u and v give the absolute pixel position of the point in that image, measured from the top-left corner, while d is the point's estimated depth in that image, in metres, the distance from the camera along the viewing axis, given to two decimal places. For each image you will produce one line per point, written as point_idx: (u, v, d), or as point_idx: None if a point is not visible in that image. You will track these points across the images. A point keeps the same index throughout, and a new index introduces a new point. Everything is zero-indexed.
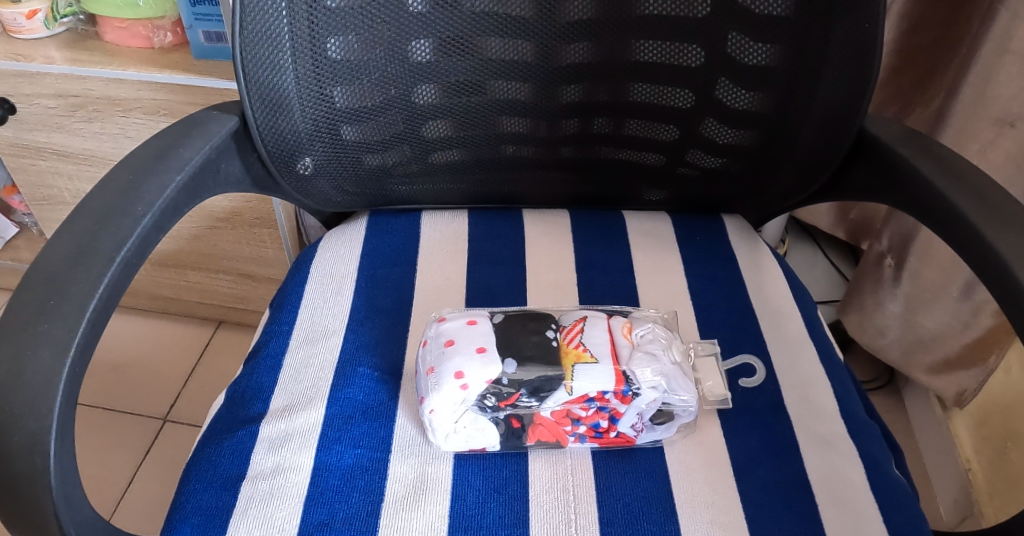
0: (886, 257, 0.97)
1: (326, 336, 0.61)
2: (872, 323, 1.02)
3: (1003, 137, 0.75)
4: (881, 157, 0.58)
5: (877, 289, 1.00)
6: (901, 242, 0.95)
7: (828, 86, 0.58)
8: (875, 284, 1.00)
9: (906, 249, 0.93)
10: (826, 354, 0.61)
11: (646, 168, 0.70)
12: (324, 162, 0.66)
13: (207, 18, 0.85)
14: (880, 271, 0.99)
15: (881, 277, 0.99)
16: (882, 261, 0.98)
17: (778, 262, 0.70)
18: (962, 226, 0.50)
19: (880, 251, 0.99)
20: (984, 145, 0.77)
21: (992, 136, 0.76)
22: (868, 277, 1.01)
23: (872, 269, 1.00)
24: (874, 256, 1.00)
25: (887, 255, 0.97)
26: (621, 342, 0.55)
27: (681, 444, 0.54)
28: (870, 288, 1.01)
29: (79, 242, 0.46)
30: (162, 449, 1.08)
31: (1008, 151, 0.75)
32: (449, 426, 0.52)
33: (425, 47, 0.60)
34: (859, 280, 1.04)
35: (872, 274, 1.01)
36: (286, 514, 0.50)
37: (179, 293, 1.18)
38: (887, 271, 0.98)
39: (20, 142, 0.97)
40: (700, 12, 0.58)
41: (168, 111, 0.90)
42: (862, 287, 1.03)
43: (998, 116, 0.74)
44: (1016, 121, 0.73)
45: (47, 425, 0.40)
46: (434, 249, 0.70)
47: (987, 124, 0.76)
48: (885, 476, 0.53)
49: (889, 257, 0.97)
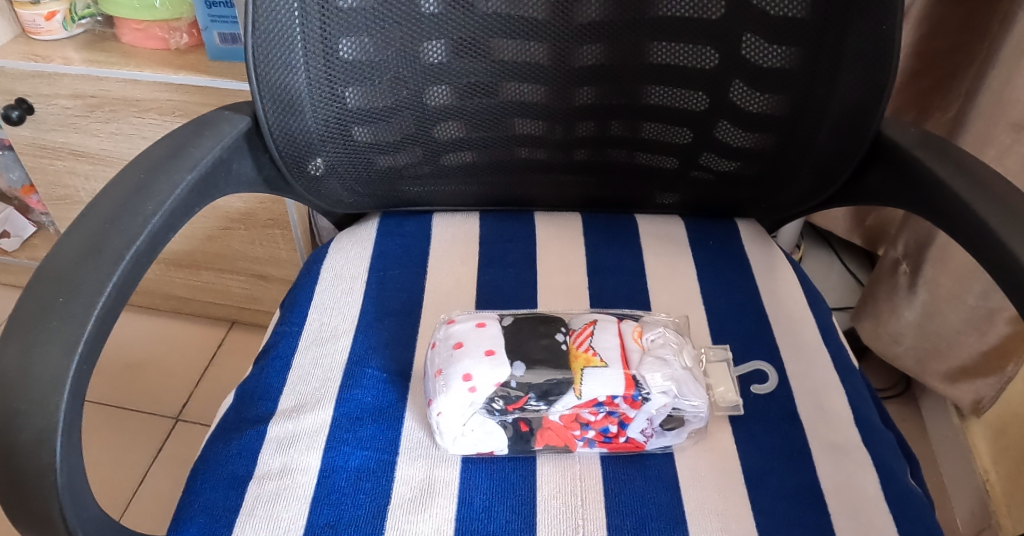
0: (901, 264, 0.96)
1: (335, 337, 0.61)
2: (888, 330, 1.01)
3: (1020, 143, 0.74)
4: (897, 160, 0.58)
5: (892, 297, 0.99)
6: (916, 249, 0.93)
7: (843, 88, 0.57)
8: (890, 291, 0.99)
9: (922, 255, 0.92)
10: (840, 361, 0.60)
11: (660, 172, 0.69)
12: (335, 163, 0.66)
13: (222, 20, 0.86)
14: (895, 278, 0.98)
15: (896, 284, 0.98)
16: (897, 268, 0.97)
17: (793, 267, 0.69)
18: (979, 230, 0.49)
19: (894, 258, 0.97)
20: (1002, 150, 0.75)
21: (1010, 142, 0.75)
22: (883, 284, 1.00)
23: (887, 276, 0.99)
24: (889, 263, 0.98)
25: (902, 262, 0.96)
26: (632, 346, 0.54)
27: (691, 450, 0.54)
28: (885, 295, 1.00)
29: (89, 240, 0.46)
30: (173, 448, 1.08)
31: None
32: (456, 428, 0.52)
33: (438, 48, 0.60)
34: (874, 287, 1.03)
35: (887, 280, 0.99)
36: (292, 515, 0.50)
37: (192, 293, 1.19)
38: (902, 278, 0.97)
39: (39, 142, 0.98)
40: (714, 14, 0.57)
41: (182, 112, 0.91)
42: (876, 294, 1.02)
43: (1015, 120, 0.73)
44: None
45: (54, 421, 0.40)
46: (445, 250, 0.70)
47: (1006, 129, 0.74)
48: (899, 486, 0.52)
49: (904, 264, 0.96)
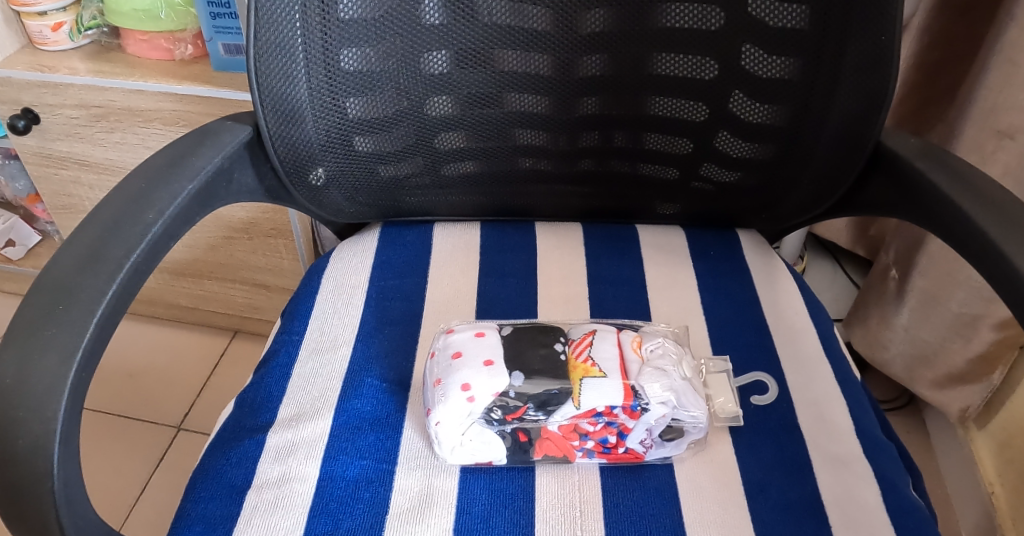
0: (890, 270, 0.98)
1: (335, 346, 0.62)
2: (878, 338, 1.01)
3: (1002, 149, 0.74)
4: (897, 171, 0.57)
5: (881, 303, 1.00)
6: (906, 255, 0.95)
7: (843, 98, 0.57)
8: (879, 298, 1.01)
9: (910, 261, 0.93)
10: (842, 371, 0.60)
11: (662, 183, 0.69)
12: (337, 172, 0.66)
13: (227, 31, 0.87)
14: (885, 285, 0.99)
15: (885, 290, 0.99)
16: (886, 274, 0.99)
17: (793, 277, 0.69)
18: (980, 239, 0.49)
19: (886, 264, 0.99)
20: (985, 156, 0.76)
21: (994, 147, 0.75)
22: (874, 290, 1.02)
23: (877, 283, 1.01)
24: (880, 269, 1.00)
25: (892, 268, 0.98)
26: (631, 357, 0.54)
27: (691, 461, 0.53)
28: (875, 301, 1.01)
29: (89, 249, 0.46)
30: (175, 457, 1.08)
31: (1004, 163, 0.75)
32: (455, 438, 0.51)
33: (441, 58, 0.61)
34: (864, 294, 1.05)
35: (878, 288, 1.01)
36: (289, 524, 0.50)
37: (195, 303, 1.19)
38: (891, 285, 0.98)
39: (45, 151, 0.99)
40: (715, 24, 0.57)
41: (186, 122, 0.91)
42: (868, 302, 1.03)
43: (1000, 127, 0.74)
44: (1016, 133, 0.72)
45: (51, 429, 0.40)
46: (445, 259, 0.70)
47: (991, 135, 0.75)
48: (901, 498, 0.51)
49: (893, 270, 0.97)
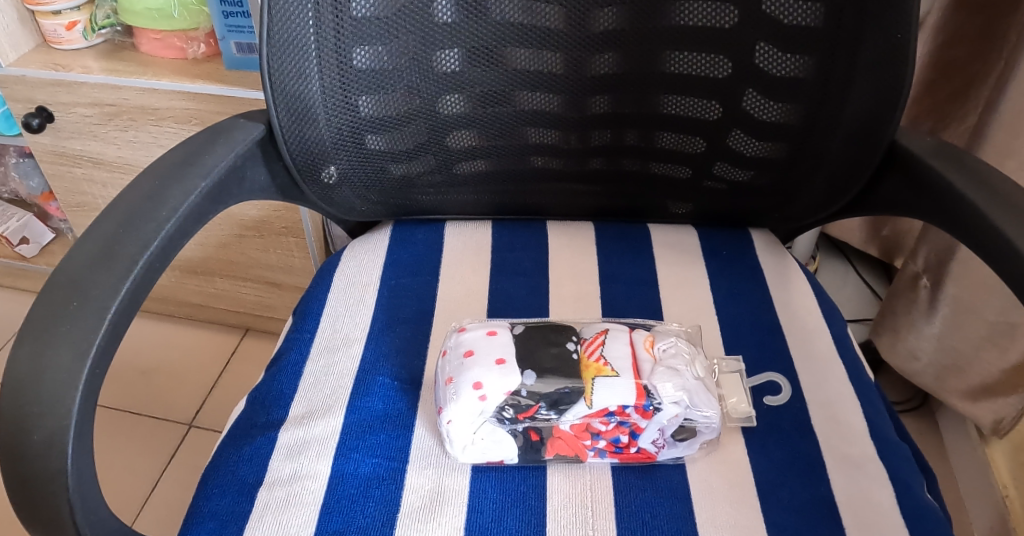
0: (922, 277, 0.95)
1: (347, 344, 0.62)
2: (904, 346, 1.00)
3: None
4: (912, 170, 0.57)
5: (909, 311, 0.98)
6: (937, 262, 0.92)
7: (858, 96, 0.57)
8: (909, 306, 0.98)
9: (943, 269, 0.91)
10: (856, 372, 0.59)
11: (674, 181, 0.69)
12: (348, 170, 0.66)
13: (240, 30, 0.87)
14: (915, 292, 0.97)
15: (916, 297, 0.96)
16: (917, 281, 0.96)
17: (807, 277, 0.69)
18: (996, 238, 0.48)
19: (914, 271, 0.96)
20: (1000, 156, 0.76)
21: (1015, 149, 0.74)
22: (902, 298, 0.99)
23: (906, 289, 0.98)
24: (908, 276, 0.97)
25: (922, 276, 0.94)
26: (643, 356, 0.54)
27: (703, 461, 0.53)
28: (904, 309, 0.98)
29: (104, 246, 0.47)
30: (186, 454, 1.09)
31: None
32: (466, 437, 0.51)
33: (453, 57, 0.61)
34: (891, 298, 1.02)
35: (906, 294, 0.98)
36: (301, 521, 0.50)
37: (207, 300, 1.20)
38: (922, 293, 0.95)
39: (59, 149, 1.00)
40: (729, 22, 0.57)
41: (199, 120, 0.92)
42: (895, 309, 1.00)
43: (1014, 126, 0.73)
44: None
45: (65, 425, 0.40)
46: (456, 258, 0.70)
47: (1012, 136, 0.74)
48: (915, 501, 0.51)
49: (925, 278, 0.94)
